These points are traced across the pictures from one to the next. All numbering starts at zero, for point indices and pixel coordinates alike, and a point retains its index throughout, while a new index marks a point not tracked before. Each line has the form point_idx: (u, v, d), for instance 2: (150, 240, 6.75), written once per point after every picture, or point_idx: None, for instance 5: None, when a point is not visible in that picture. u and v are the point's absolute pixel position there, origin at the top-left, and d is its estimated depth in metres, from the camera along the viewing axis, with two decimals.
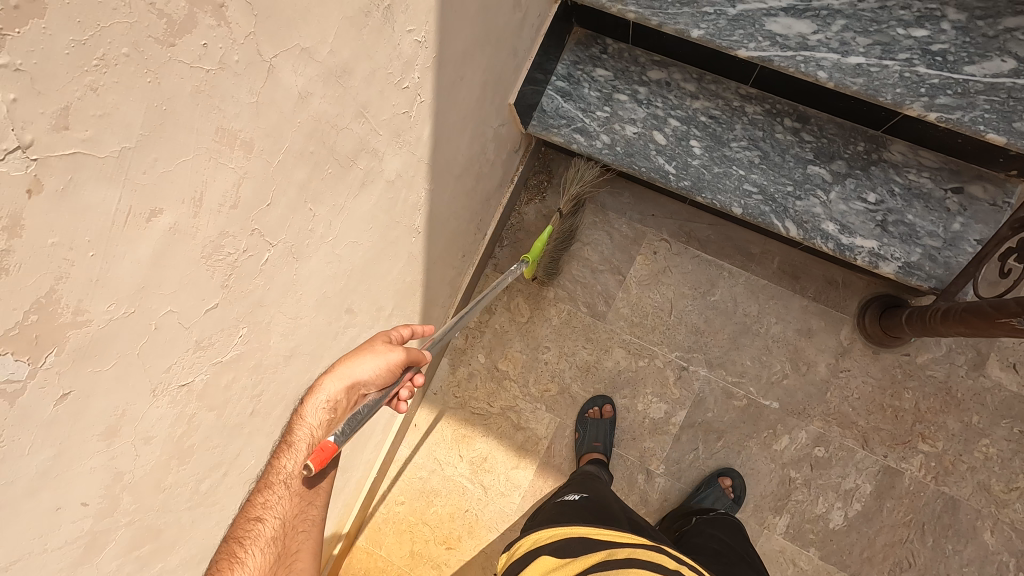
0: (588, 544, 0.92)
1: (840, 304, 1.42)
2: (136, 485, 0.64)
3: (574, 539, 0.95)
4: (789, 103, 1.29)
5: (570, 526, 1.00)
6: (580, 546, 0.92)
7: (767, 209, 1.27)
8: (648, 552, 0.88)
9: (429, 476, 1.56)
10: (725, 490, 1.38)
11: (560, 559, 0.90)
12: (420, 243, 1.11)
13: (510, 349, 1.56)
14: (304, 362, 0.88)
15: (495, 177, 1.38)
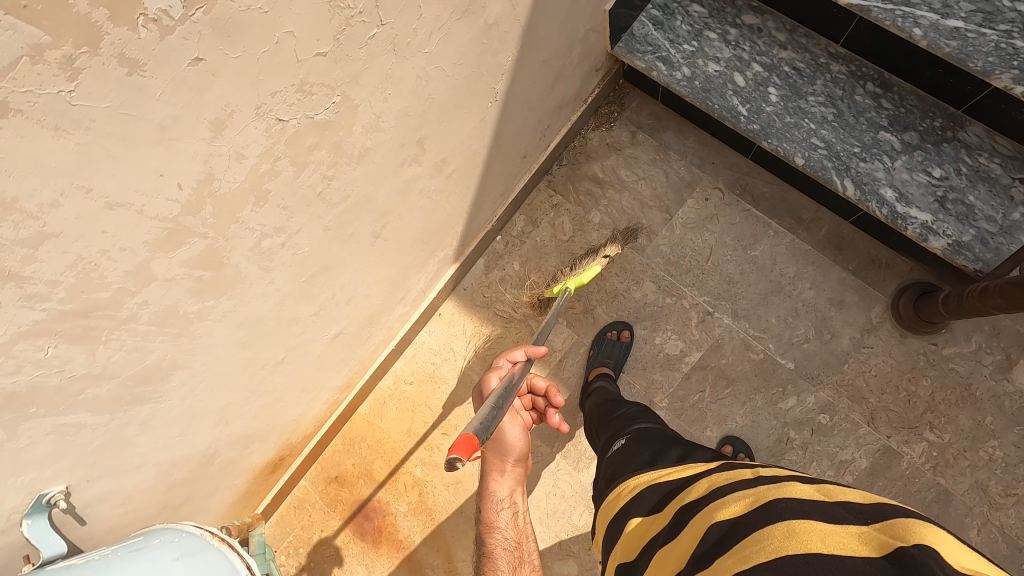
0: (658, 494, 0.88)
1: (878, 284, 1.43)
2: (220, 200, 0.71)
3: (646, 493, 0.90)
4: (875, 69, 1.31)
5: (636, 478, 0.95)
6: (661, 496, 0.86)
7: (829, 164, 1.29)
8: (721, 471, 0.82)
9: (441, 364, 1.62)
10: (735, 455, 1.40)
11: (643, 522, 0.85)
12: (493, 113, 1.17)
13: (546, 263, 1.60)
14: (372, 172, 0.95)
15: (572, 87, 1.42)
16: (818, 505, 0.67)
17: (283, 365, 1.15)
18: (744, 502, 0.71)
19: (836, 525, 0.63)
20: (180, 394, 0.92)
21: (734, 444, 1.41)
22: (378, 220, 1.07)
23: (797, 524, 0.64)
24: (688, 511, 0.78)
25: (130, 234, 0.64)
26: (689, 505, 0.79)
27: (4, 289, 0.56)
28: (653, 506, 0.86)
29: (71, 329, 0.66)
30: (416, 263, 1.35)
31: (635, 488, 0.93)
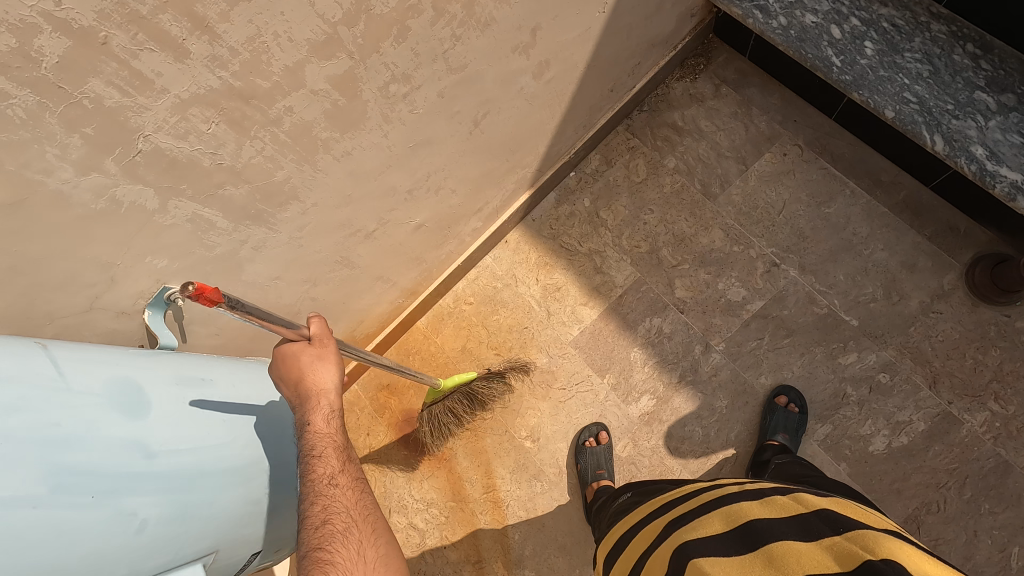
0: (655, 517, 0.97)
1: (955, 250, 1.42)
2: (372, 21, 0.78)
3: (641, 524, 1.00)
4: (977, 31, 1.32)
5: (634, 518, 1.04)
6: (649, 527, 0.95)
7: (919, 119, 1.30)
8: (710, 490, 0.91)
9: (502, 289, 1.65)
10: (786, 406, 1.39)
11: (636, 542, 0.96)
12: (598, 26, 1.22)
13: (616, 202, 1.63)
14: (489, 47, 1.00)
15: (667, 26, 1.46)
16: (797, 518, 0.76)
17: (370, 241, 1.20)
18: (726, 518, 0.80)
19: (809, 542, 0.71)
20: (288, 231, 0.98)
21: (789, 395, 1.40)
22: (481, 105, 1.11)
23: (774, 539, 0.72)
24: (673, 526, 0.87)
25: (299, 27, 0.70)
26: (676, 519, 0.89)
27: (199, 40, 0.63)
28: (644, 530, 0.96)
29: (232, 111, 0.72)
30: (497, 174, 1.39)
31: (634, 523, 1.03)
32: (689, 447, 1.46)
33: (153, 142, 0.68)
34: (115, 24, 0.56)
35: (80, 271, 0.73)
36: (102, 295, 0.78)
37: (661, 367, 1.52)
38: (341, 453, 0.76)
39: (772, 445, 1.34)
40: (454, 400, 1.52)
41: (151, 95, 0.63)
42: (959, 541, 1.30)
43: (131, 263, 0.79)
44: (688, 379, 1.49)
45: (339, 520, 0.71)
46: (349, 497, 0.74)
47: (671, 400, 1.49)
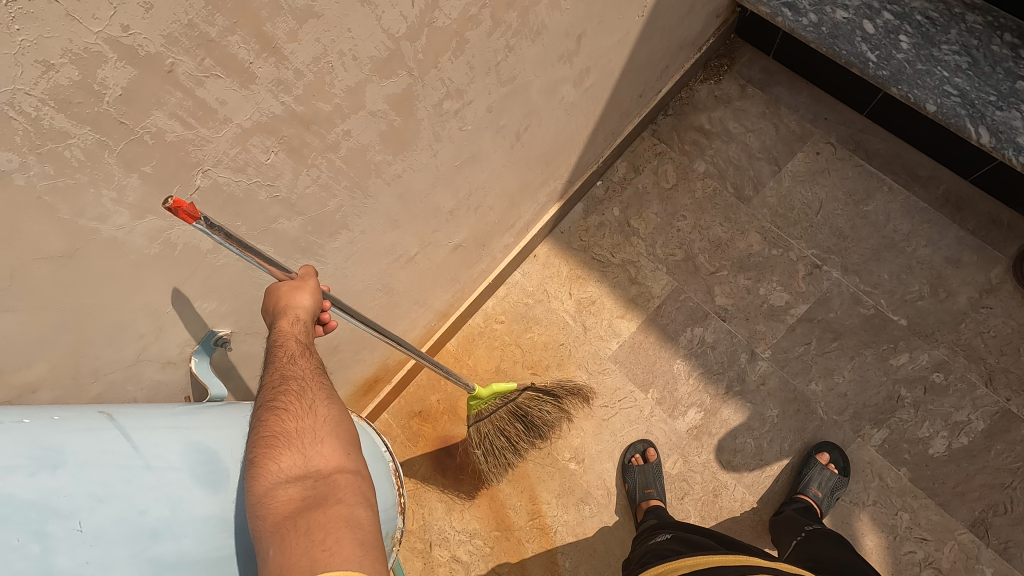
0: None
1: (1000, 243, 1.39)
2: (434, 34, 0.72)
3: None
4: (1014, 21, 1.31)
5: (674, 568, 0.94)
6: None
7: (962, 111, 1.27)
8: None
9: (534, 305, 1.59)
10: (828, 466, 1.34)
11: None
12: (636, 30, 1.17)
13: (646, 209, 1.59)
14: (538, 57, 0.95)
15: (696, 27, 1.42)
16: None
17: (410, 265, 1.14)
18: None
19: None
20: (335, 261, 0.91)
21: (834, 454, 1.35)
22: (525, 118, 1.06)
23: None
24: None
25: (364, 44, 0.65)
26: None
27: (266, 62, 0.57)
28: None
29: (292, 138, 0.66)
30: (531, 188, 1.33)
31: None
32: (742, 460, 1.41)
33: (212, 178, 0.61)
34: (182, 49, 0.50)
35: (129, 322, 0.66)
36: (149, 346, 0.71)
37: (706, 379, 1.47)
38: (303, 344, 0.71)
39: (801, 499, 1.31)
40: (502, 418, 1.45)
41: (213, 126, 0.57)
42: None
43: (181, 308, 0.71)
44: (735, 389, 1.45)
45: (297, 379, 0.66)
46: (306, 369, 0.68)
47: (719, 413, 1.45)
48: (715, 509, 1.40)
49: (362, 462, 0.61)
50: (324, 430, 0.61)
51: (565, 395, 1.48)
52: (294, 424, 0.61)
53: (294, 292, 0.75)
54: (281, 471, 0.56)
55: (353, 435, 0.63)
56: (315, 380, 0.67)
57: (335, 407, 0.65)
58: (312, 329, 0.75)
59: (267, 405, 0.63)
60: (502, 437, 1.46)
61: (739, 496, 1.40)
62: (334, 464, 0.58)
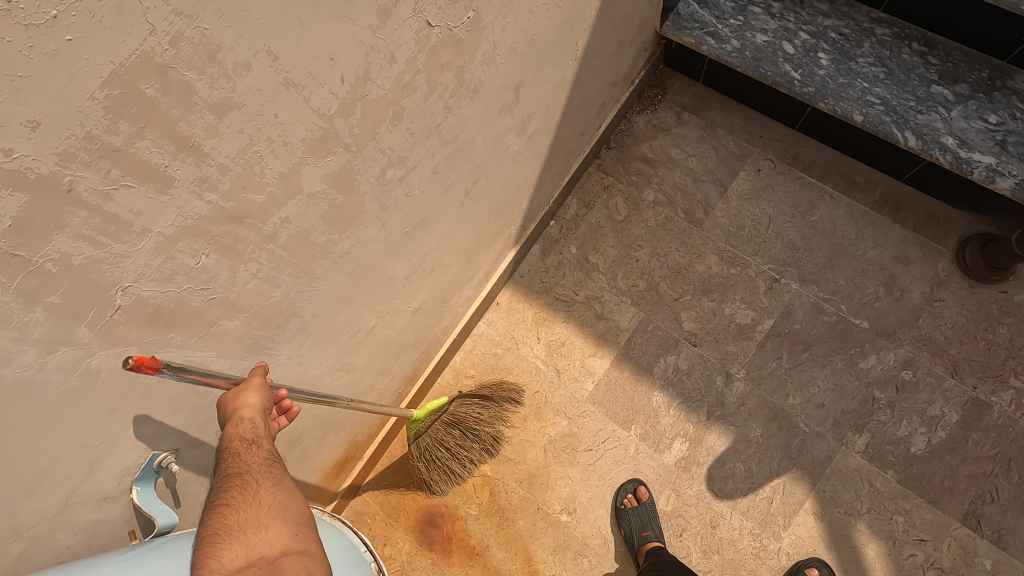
0: None
1: (941, 237, 1.44)
2: (368, 106, 0.68)
3: None
4: (918, 30, 1.39)
5: None
6: None
7: (887, 119, 1.33)
8: None
9: (503, 354, 1.54)
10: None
11: None
12: (571, 73, 1.17)
13: (602, 244, 1.58)
14: (479, 113, 0.92)
15: (627, 62, 1.45)
16: None
17: (370, 338, 1.07)
18: None
19: None
20: (287, 350, 0.84)
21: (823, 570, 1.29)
22: (472, 173, 1.03)
23: None
24: None
25: (294, 127, 0.60)
26: None
27: (184, 162, 0.51)
28: None
29: (224, 236, 0.60)
30: (487, 238, 1.30)
31: None
32: (734, 486, 1.38)
33: (134, 294, 0.54)
34: (82, 164, 0.44)
35: (51, 465, 0.58)
36: (78, 487, 0.62)
37: (687, 407, 1.44)
38: (253, 434, 0.66)
39: None
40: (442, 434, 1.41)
41: (129, 240, 0.51)
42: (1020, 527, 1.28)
43: (114, 437, 0.63)
44: (717, 415, 1.43)
45: (241, 473, 0.62)
46: (255, 459, 0.63)
47: (704, 440, 1.42)
48: (715, 541, 1.36)
49: (314, 543, 0.57)
50: (269, 517, 0.58)
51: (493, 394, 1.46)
52: (237, 515, 0.57)
53: (239, 388, 0.69)
54: (223, 567, 0.53)
55: (303, 518, 0.60)
56: (265, 463, 0.64)
57: (283, 491, 0.61)
58: (270, 409, 0.71)
59: (213, 499, 0.60)
60: (446, 451, 1.40)
61: (737, 523, 1.36)
62: (280, 549, 0.55)
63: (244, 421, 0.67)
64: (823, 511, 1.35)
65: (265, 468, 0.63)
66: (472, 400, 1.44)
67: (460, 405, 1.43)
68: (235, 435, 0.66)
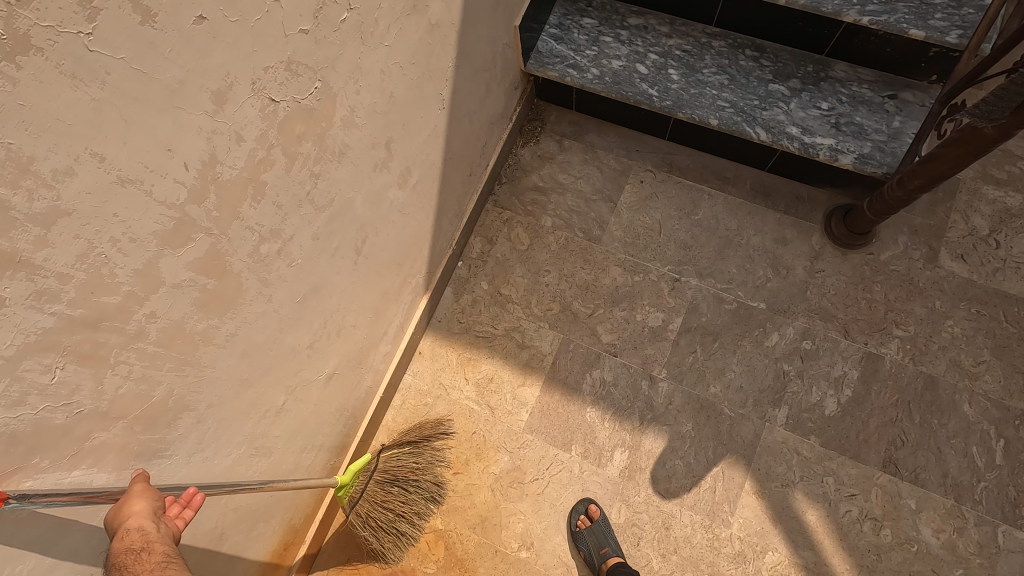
0: None
1: (809, 214, 1.59)
2: (223, 188, 0.68)
3: None
4: (748, 38, 1.54)
5: None
6: None
7: (738, 119, 1.47)
8: None
9: (435, 402, 1.54)
10: None
11: None
12: (442, 121, 1.22)
13: (512, 275, 1.62)
14: (350, 174, 0.94)
15: (500, 102, 1.52)
16: None
17: (283, 415, 1.04)
18: None
19: None
20: (185, 447, 0.80)
21: None
22: (358, 232, 1.05)
23: None
24: None
25: (140, 221, 0.59)
26: None
27: (14, 280, 0.49)
28: None
29: (80, 344, 0.57)
30: (392, 291, 1.31)
31: None
32: (678, 483, 1.42)
33: None
34: None
35: None
36: None
37: (619, 416, 1.48)
38: (141, 540, 0.62)
39: None
40: (378, 491, 1.34)
41: None
42: (930, 463, 1.39)
43: None
44: (649, 418, 1.48)
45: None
46: (147, 563, 0.60)
47: (642, 444, 1.46)
48: (672, 542, 1.38)
49: None
50: None
51: (423, 438, 1.44)
52: None
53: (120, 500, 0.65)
54: None
55: None
56: (160, 564, 0.60)
57: None
58: (162, 512, 0.67)
59: None
60: (386, 509, 1.34)
61: (688, 519, 1.40)
62: None
63: (130, 530, 0.63)
64: (762, 488, 1.40)
65: (159, 568, 0.60)
66: (403, 448, 1.40)
67: (391, 456, 1.38)
68: (122, 545, 0.62)
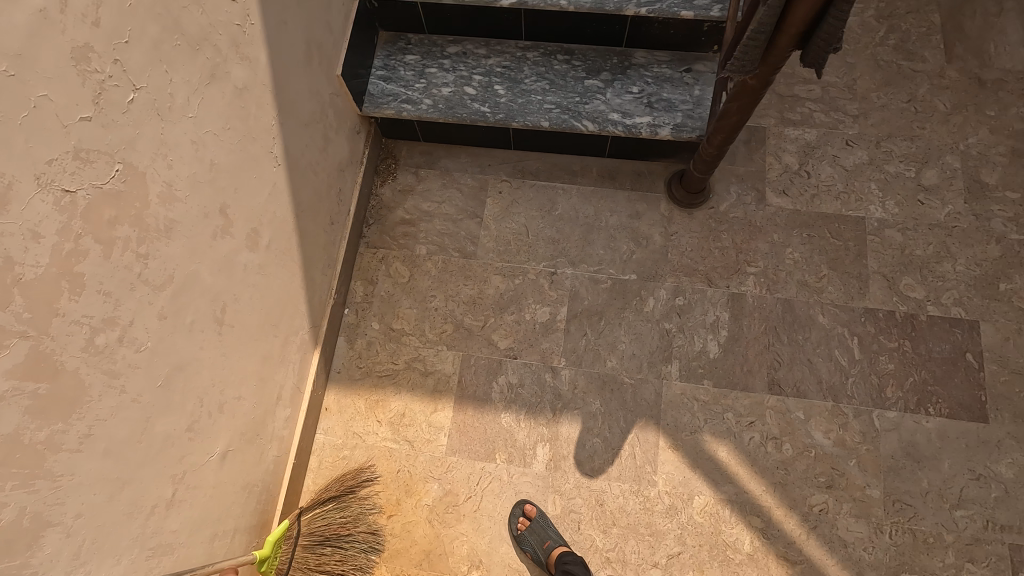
0: None
1: (653, 185, 1.74)
2: (29, 289, 0.68)
3: None
4: (557, 45, 1.68)
5: None
6: None
7: (566, 116, 1.60)
8: None
9: (353, 452, 1.52)
10: None
11: None
12: (281, 178, 1.24)
13: (400, 308, 1.65)
14: (186, 247, 0.94)
15: (343, 149, 1.56)
16: None
17: (177, 507, 1.00)
18: None
19: None
20: (59, 567, 0.76)
21: None
22: (214, 302, 1.04)
23: None
24: None
25: None
26: None
27: None
28: None
29: None
30: (274, 354, 1.29)
31: None
32: (601, 459, 1.50)
33: None
34: None
35: None
36: None
37: (533, 413, 1.54)
38: None
39: None
40: (309, 558, 1.31)
41: None
42: (806, 375, 1.56)
43: None
44: (560, 407, 1.54)
45: None
46: None
47: (560, 433, 1.52)
48: (609, 516, 1.45)
49: None
50: None
51: (344, 490, 1.42)
52: None
53: None
54: None
55: None
56: None
57: None
58: None
59: None
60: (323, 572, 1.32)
61: (617, 490, 1.47)
62: None
63: None
64: (675, 440, 1.51)
65: None
66: (326, 507, 1.38)
67: (313, 518, 1.36)
68: None
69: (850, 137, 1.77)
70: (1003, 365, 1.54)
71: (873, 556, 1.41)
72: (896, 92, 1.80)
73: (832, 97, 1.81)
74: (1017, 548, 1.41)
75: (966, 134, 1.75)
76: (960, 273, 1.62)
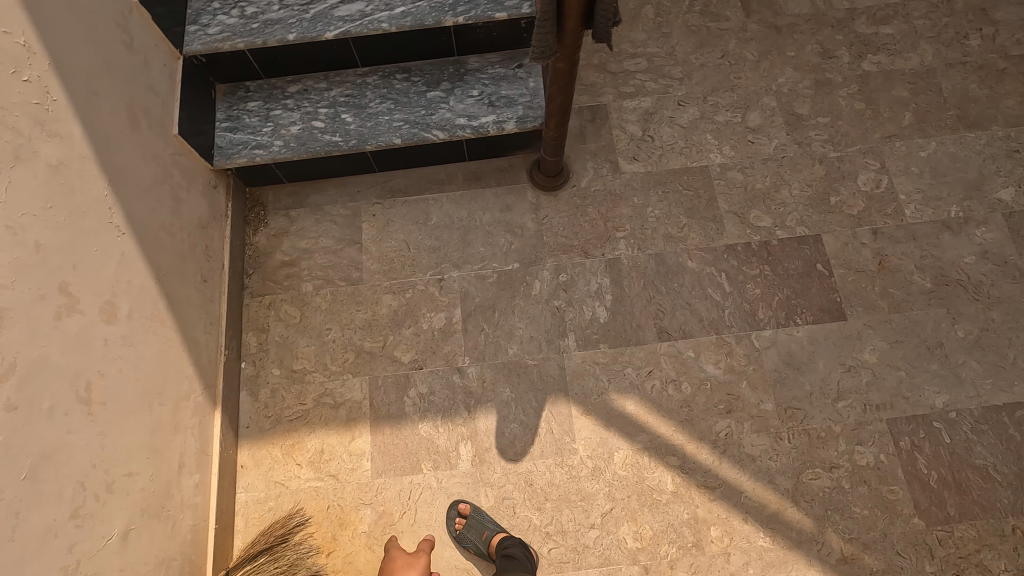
0: None
1: (517, 177, 1.83)
2: None
3: None
4: (394, 65, 1.74)
5: None
6: None
7: (416, 130, 1.67)
8: None
9: (278, 501, 1.50)
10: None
11: None
12: (130, 246, 1.22)
13: (298, 349, 1.65)
14: (24, 333, 0.93)
15: (201, 206, 1.55)
16: None
17: None
18: None
19: None
20: None
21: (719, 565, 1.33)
22: (75, 383, 1.02)
23: None
24: None
25: None
26: None
27: None
28: None
29: None
30: (164, 423, 1.26)
31: None
32: (522, 442, 1.56)
33: None
34: None
35: None
36: None
37: (449, 416, 1.58)
38: None
39: None
40: None
41: None
42: (688, 317, 1.69)
43: None
44: (473, 403, 1.59)
45: None
46: None
47: (479, 428, 1.57)
48: (540, 494, 1.52)
49: None
50: None
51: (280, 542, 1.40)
52: None
53: None
54: None
55: None
56: None
57: None
58: None
59: None
60: None
61: (543, 467, 1.54)
62: None
63: None
64: (586, 406, 1.59)
65: None
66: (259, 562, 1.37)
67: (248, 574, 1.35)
68: None
69: (680, 98, 1.94)
70: (848, 268, 1.74)
71: (779, 462, 1.55)
72: (710, 51, 2.00)
73: (657, 66, 1.98)
74: (893, 421, 1.59)
75: (775, 75, 1.97)
76: (797, 196, 1.81)
